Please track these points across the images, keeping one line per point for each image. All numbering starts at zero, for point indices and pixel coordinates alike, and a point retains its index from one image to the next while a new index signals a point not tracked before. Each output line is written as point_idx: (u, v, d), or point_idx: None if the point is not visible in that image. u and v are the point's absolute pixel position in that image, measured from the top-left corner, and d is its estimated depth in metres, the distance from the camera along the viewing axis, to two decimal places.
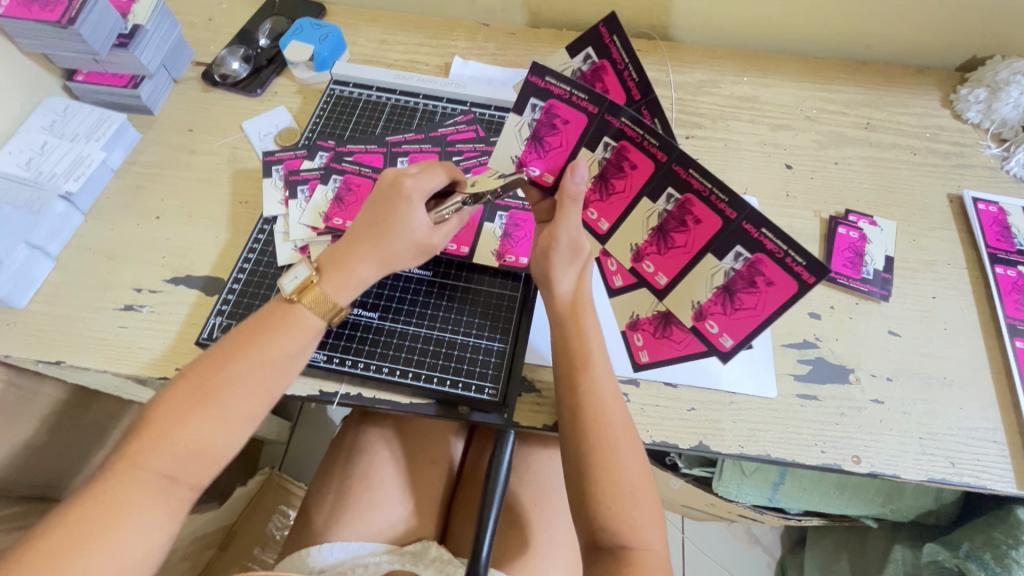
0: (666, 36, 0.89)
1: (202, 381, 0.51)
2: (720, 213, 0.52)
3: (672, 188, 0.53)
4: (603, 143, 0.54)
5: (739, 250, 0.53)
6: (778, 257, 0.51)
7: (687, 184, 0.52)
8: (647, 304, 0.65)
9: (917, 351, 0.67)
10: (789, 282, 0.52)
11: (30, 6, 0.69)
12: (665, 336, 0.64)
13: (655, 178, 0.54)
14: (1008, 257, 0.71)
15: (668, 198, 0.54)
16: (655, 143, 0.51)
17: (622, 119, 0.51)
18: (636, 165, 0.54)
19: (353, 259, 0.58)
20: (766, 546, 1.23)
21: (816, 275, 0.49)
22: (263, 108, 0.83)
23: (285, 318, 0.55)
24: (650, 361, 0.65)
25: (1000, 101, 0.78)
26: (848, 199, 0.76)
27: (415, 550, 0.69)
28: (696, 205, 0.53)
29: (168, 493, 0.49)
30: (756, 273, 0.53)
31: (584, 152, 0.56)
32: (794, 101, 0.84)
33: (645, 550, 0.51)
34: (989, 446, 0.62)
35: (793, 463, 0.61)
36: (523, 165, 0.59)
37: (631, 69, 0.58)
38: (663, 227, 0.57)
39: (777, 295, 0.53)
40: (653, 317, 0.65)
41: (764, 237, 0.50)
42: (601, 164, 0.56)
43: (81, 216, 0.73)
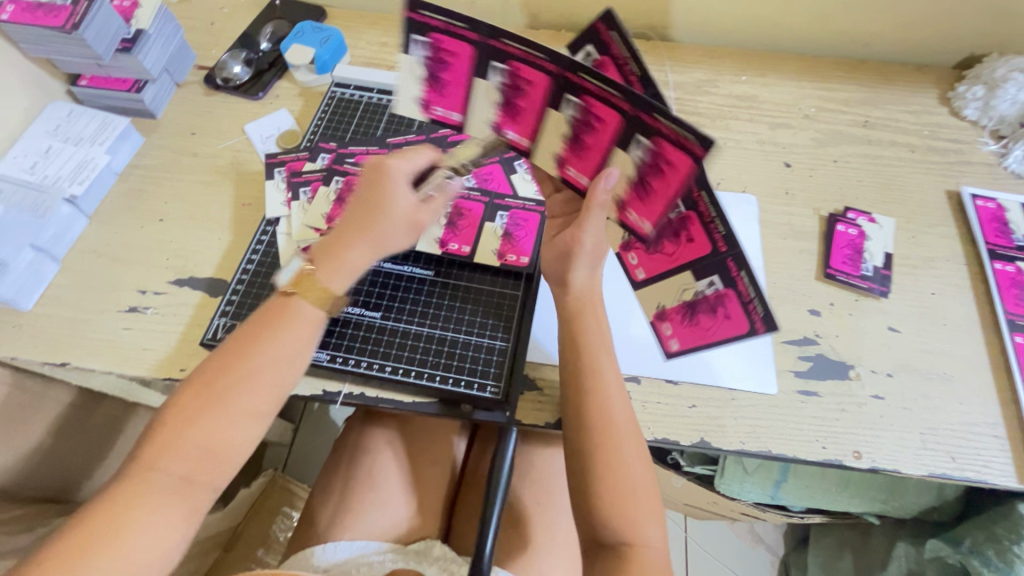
0: (665, 36, 0.89)
1: (209, 382, 0.51)
2: (688, 155, 0.48)
3: (642, 135, 0.50)
4: (568, 101, 0.52)
5: (683, 207, 0.53)
6: (707, 221, 0.53)
7: (653, 130, 0.49)
8: (672, 295, 0.62)
9: (917, 347, 0.67)
10: (705, 245, 0.55)
11: (34, 12, 0.70)
12: (695, 325, 0.62)
13: (622, 130, 0.50)
14: (1007, 253, 0.72)
15: (638, 146, 0.51)
16: (616, 92, 0.48)
17: (579, 75, 0.49)
18: (603, 119, 0.51)
19: (343, 245, 0.57)
20: (769, 544, 1.23)
21: (712, 194, 0.50)
22: (265, 111, 0.83)
23: (284, 310, 0.55)
24: (680, 349, 0.64)
25: (997, 98, 0.79)
26: (847, 196, 0.77)
27: (418, 549, 0.70)
28: (666, 148, 0.49)
29: (183, 494, 0.49)
30: (684, 230, 0.55)
31: (551, 110, 0.54)
32: (792, 100, 0.85)
33: (647, 546, 0.52)
34: (989, 441, 0.62)
35: (794, 459, 0.61)
36: (500, 129, 0.59)
37: (631, 64, 0.57)
38: (638, 176, 0.53)
39: (693, 251, 0.57)
40: (680, 307, 0.62)
41: (703, 202, 0.51)
42: (570, 122, 0.53)
43: (85, 220, 0.74)
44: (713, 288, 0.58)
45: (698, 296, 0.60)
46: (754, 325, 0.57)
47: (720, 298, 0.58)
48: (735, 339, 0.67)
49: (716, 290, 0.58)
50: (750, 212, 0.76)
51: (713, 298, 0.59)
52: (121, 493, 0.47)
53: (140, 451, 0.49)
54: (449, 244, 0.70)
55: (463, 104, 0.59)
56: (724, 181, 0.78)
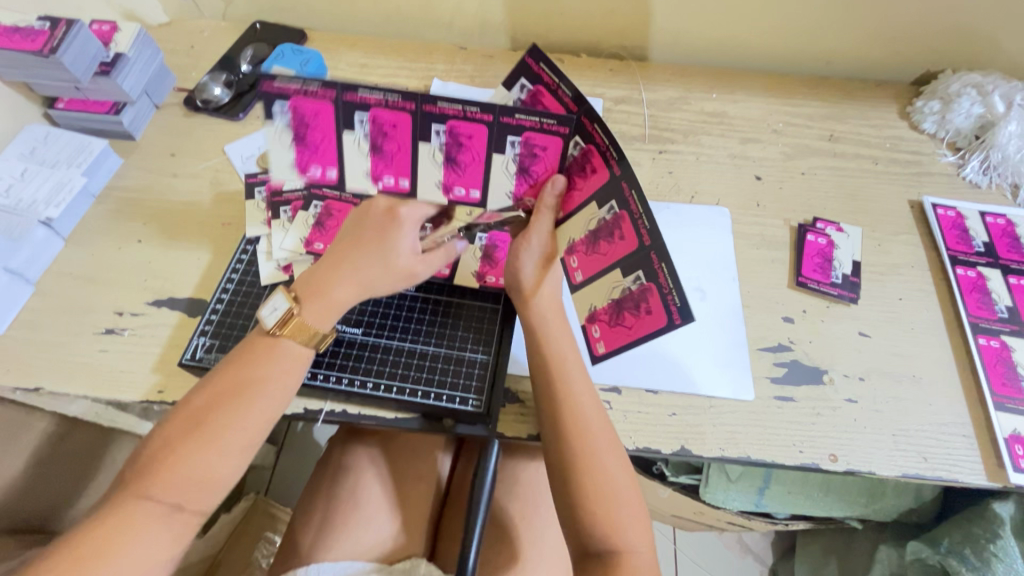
0: (637, 56, 0.92)
1: (189, 414, 0.51)
2: (608, 167, 0.56)
3: (511, 136, 0.57)
4: (434, 132, 0.58)
5: (613, 204, 0.57)
6: (636, 218, 0.56)
7: (520, 126, 0.56)
8: (601, 296, 0.63)
9: (887, 351, 0.69)
10: (633, 240, 0.57)
11: (11, 36, 0.70)
12: (620, 325, 0.62)
13: (492, 137, 0.57)
14: (968, 258, 0.75)
15: (511, 145, 0.58)
16: (475, 108, 0.55)
17: (516, 116, 0.55)
18: (471, 136, 0.57)
19: (332, 284, 0.58)
20: (758, 554, 1.24)
21: (622, 167, 0.54)
22: (245, 131, 0.84)
23: (273, 350, 0.55)
24: (606, 351, 0.65)
25: (953, 112, 0.83)
26: (815, 207, 0.80)
27: (405, 568, 0.69)
28: (535, 137, 0.57)
29: (171, 520, 0.49)
30: (615, 227, 0.58)
31: (497, 156, 0.58)
32: (760, 116, 0.88)
33: (633, 553, 0.52)
34: (959, 440, 0.64)
35: (773, 463, 0.62)
36: (377, 177, 0.63)
37: (563, 87, 0.59)
38: (521, 167, 0.59)
39: (621, 248, 0.59)
40: (608, 307, 0.63)
41: (632, 196, 0.55)
42: (515, 160, 0.59)
43: (62, 242, 0.73)
44: (638, 283, 0.59)
45: (625, 292, 0.60)
46: (672, 317, 0.58)
47: (644, 292, 0.59)
48: (710, 346, 0.69)
49: (641, 285, 0.59)
50: (723, 223, 0.78)
51: (636, 292, 0.59)
52: (110, 519, 0.47)
53: (127, 478, 0.49)
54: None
55: (337, 158, 0.62)
56: (698, 194, 0.80)
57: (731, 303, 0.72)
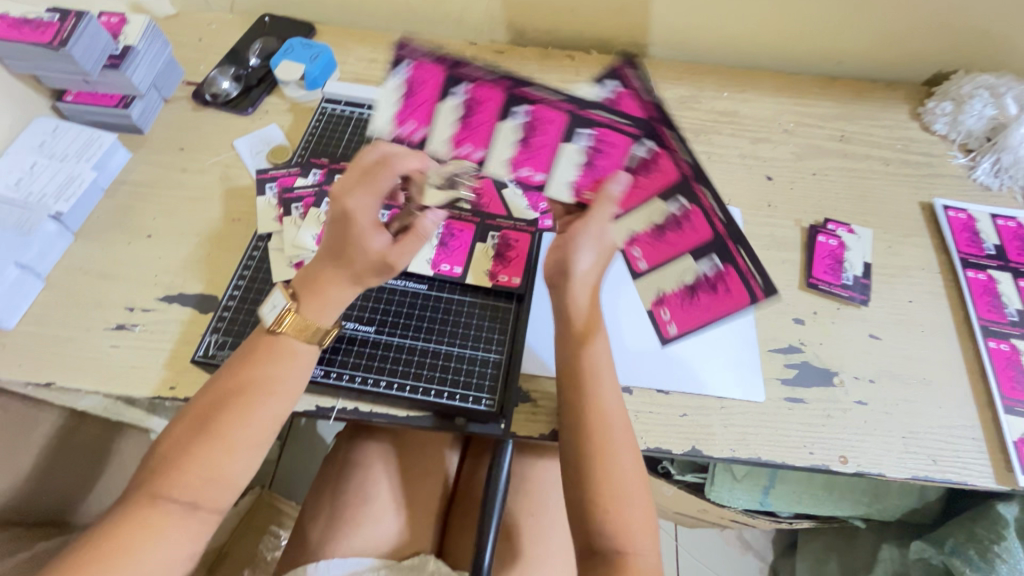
0: (648, 54, 0.92)
1: (198, 413, 0.52)
2: (680, 170, 0.63)
3: (584, 128, 0.63)
4: (515, 115, 0.64)
5: (680, 200, 0.64)
6: (706, 210, 0.65)
7: (661, 142, 0.62)
8: (671, 280, 0.67)
9: (897, 353, 0.69)
10: (705, 230, 0.65)
11: (20, 29, 0.69)
12: (693, 305, 0.67)
13: (567, 127, 0.63)
14: (979, 261, 0.75)
15: (645, 146, 0.63)
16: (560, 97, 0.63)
17: (595, 111, 0.63)
18: (550, 123, 0.64)
19: (325, 282, 0.56)
20: (758, 550, 1.25)
21: (693, 168, 0.63)
22: (254, 126, 0.83)
23: (273, 347, 0.55)
24: (678, 333, 0.68)
25: (965, 114, 0.83)
26: (826, 208, 0.79)
27: (413, 564, 0.69)
28: (607, 134, 0.63)
29: (190, 517, 0.49)
30: (684, 218, 0.65)
31: (629, 146, 0.63)
32: (771, 115, 0.87)
33: (639, 555, 0.52)
34: (968, 443, 0.64)
35: (783, 464, 0.63)
36: (457, 145, 0.65)
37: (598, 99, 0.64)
38: (587, 159, 0.64)
39: (693, 237, 0.65)
40: (679, 291, 0.67)
41: (701, 193, 0.64)
42: (635, 160, 0.64)
43: (72, 236, 0.73)
44: (711, 265, 0.66)
45: (698, 275, 0.66)
46: (753, 294, 0.64)
47: (721, 275, 0.65)
48: (722, 347, 0.69)
49: (716, 267, 0.66)
50: (734, 223, 0.78)
51: (711, 275, 0.66)
52: (132, 519, 0.48)
53: (145, 477, 0.50)
54: (440, 264, 0.70)
55: (429, 117, 0.66)
56: None
57: None
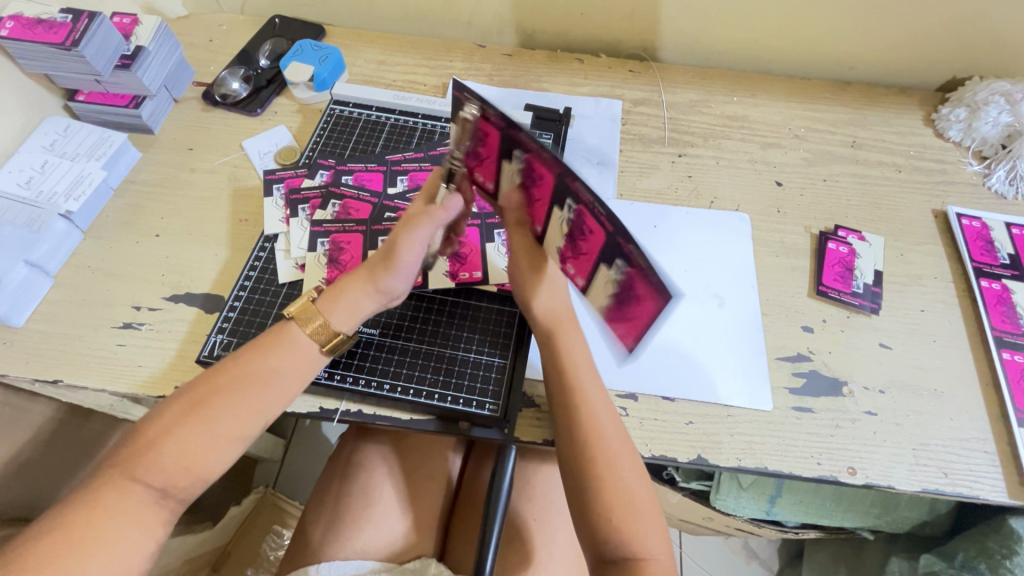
0: (657, 58, 0.91)
1: (192, 396, 0.51)
2: (600, 220, 0.46)
3: (517, 150, 0.49)
4: (513, 155, 0.50)
5: (619, 262, 0.47)
6: (643, 272, 0.45)
7: (541, 159, 0.48)
8: (602, 295, 0.52)
9: (908, 363, 0.68)
10: (653, 298, 0.46)
11: (33, 28, 0.70)
12: (629, 319, 0.51)
13: (500, 141, 0.50)
14: (993, 270, 0.73)
15: (519, 163, 0.50)
16: (488, 108, 0.49)
17: (517, 130, 0.47)
18: (485, 134, 0.51)
19: (346, 281, 0.58)
20: (764, 560, 1.23)
21: (614, 224, 0.45)
22: (263, 127, 0.84)
23: (281, 337, 0.56)
24: (633, 349, 0.53)
25: (980, 120, 0.81)
26: (837, 215, 0.78)
27: (416, 567, 0.69)
28: (534, 161, 0.48)
29: (159, 505, 0.49)
30: (632, 284, 0.47)
31: (510, 166, 0.52)
32: (782, 120, 0.86)
33: (654, 560, 0.51)
34: (981, 456, 0.63)
35: (791, 475, 0.62)
36: (453, 275, 0.69)
37: (530, 139, 0.47)
38: (522, 184, 0.52)
39: (595, 244, 0.48)
40: (613, 304, 0.52)
41: (634, 250, 0.44)
42: (525, 182, 0.52)
43: (81, 235, 0.73)
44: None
45: (614, 286, 0.50)
46: (658, 295, 0.45)
47: (663, 302, 0.49)
48: (730, 354, 0.68)
49: (624, 271, 0.47)
50: (742, 229, 0.77)
51: (622, 280, 0.48)
52: (102, 502, 0.47)
53: (118, 458, 0.49)
54: (459, 273, 0.69)
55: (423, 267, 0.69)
56: (718, 200, 0.79)
57: (750, 311, 0.71)
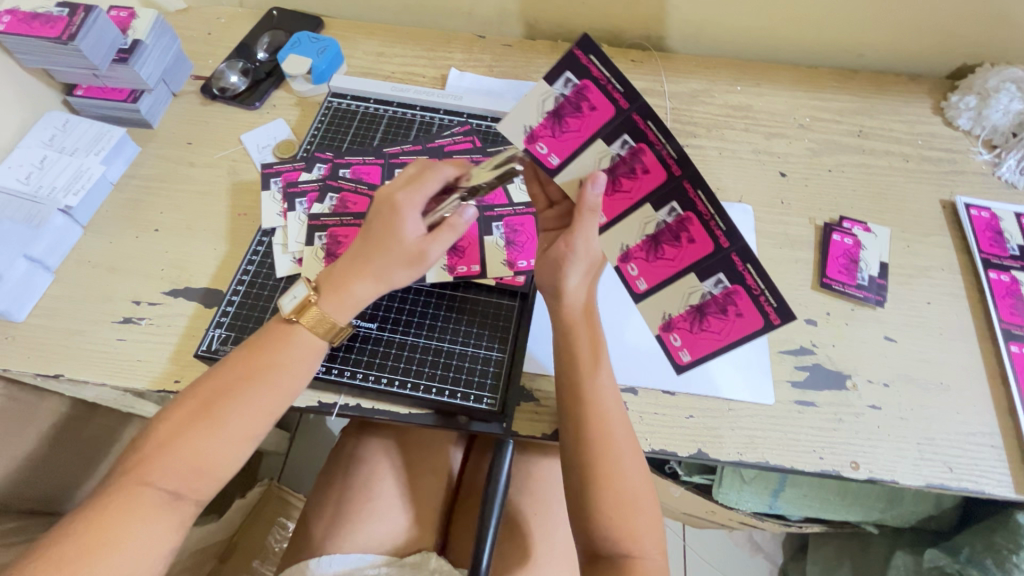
0: (660, 47, 0.90)
1: (200, 397, 0.51)
2: (667, 167, 0.50)
3: (627, 136, 0.50)
4: (620, 140, 0.51)
5: (673, 205, 0.52)
6: (754, 294, 0.53)
7: (644, 134, 0.49)
8: (676, 303, 0.58)
9: (913, 357, 0.67)
10: (757, 319, 0.55)
11: (30, 23, 0.70)
12: (704, 330, 0.58)
13: (612, 123, 0.50)
14: (1002, 262, 0.72)
15: (623, 144, 0.51)
16: (619, 87, 0.48)
17: (648, 122, 0.48)
18: (594, 107, 0.50)
19: (351, 279, 0.57)
20: (768, 553, 1.23)
21: (733, 241, 0.51)
22: (262, 121, 0.83)
23: (288, 339, 0.55)
24: (691, 359, 0.61)
25: (990, 108, 0.79)
26: (842, 206, 0.77)
27: (415, 561, 0.69)
28: (647, 155, 0.50)
29: (172, 508, 0.49)
30: (681, 229, 0.53)
31: (601, 143, 0.52)
32: (787, 110, 0.85)
33: (644, 559, 0.52)
34: (987, 451, 0.62)
35: (793, 469, 0.61)
36: (452, 268, 0.68)
37: (670, 147, 0.49)
38: (611, 171, 0.53)
39: (694, 253, 0.54)
40: (686, 314, 0.58)
41: (747, 271, 0.52)
42: (614, 160, 0.52)
43: (81, 230, 0.73)
44: (719, 286, 0.54)
45: (704, 298, 0.56)
46: (768, 318, 0.54)
47: (729, 295, 0.54)
48: (732, 347, 0.67)
49: (724, 288, 0.54)
50: (745, 221, 0.76)
51: (719, 296, 0.55)
52: (113, 506, 0.47)
53: (130, 462, 0.49)
54: (457, 266, 0.68)
55: None
56: (721, 191, 0.78)
57: None
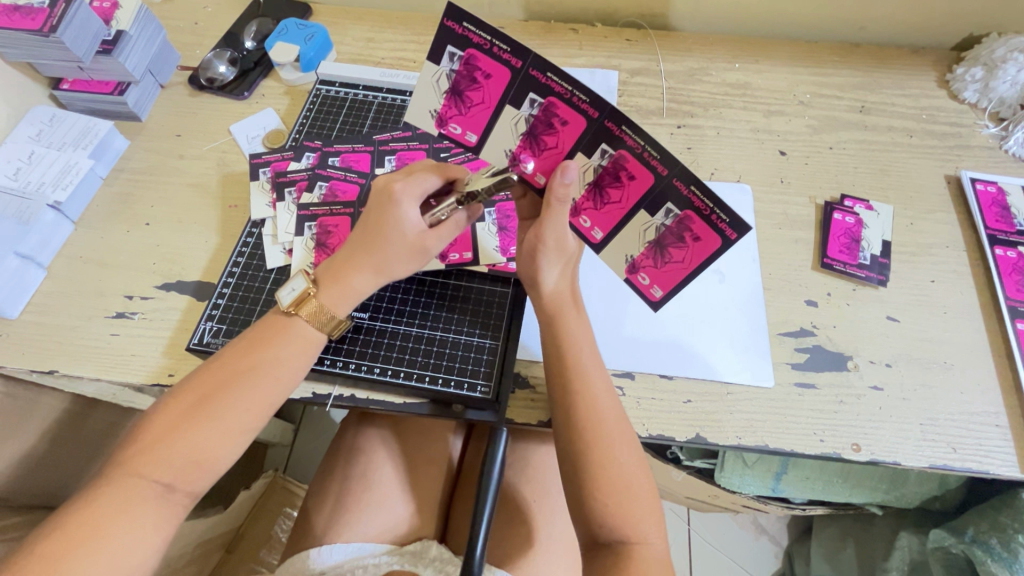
0: (656, 25, 0.88)
1: (197, 390, 0.51)
2: (583, 112, 0.51)
3: (533, 93, 0.52)
4: (529, 100, 0.53)
5: (604, 148, 0.52)
6: (705, 214, 0.52)
7: (548, 88, 0.51)
8: (634, 242, 0.58)
9: (916, 336, 0.66)
10: (712, 238, 0.53)
11: (11, 16, 0.69)
12: (668, 263, 0.57)
13: (512, 85, 0.53)
14: (1008, 238, 0.70)
15: (531, 103, 0.53)
16: (505, 48, 0.51)
17: (546, 73, 0.50)
18: (490, 74, 0.53)
19: (350, 270, 0.57)
20: (773, 535, 1.23)
21: (669, 165, 0.50)
22: (250, 111, 0.82)
23: (281, 329, 0.55)
24: (664, 294, 0.60)
25: (997, 79, 0.77)
26: (843, 183, 0.75)
27: (415, 549, 0.70)
28: (559, 105, 0.52)
29: (166, 500, 0.49)
30: (620, 168, 0.53)
31: (509, 108, 0.54)
32: (787, 87, 0.83)
33: (644, 544, 0.51)
34: (991, 430, 0.61)
35: (792, 452, 0.60)
36: (444, 255, 0.67)
37: (578, 92, 0.50)
38: (531, 131, 0.55)
39: (638, 188, 0.53)
40: (647, 251, 0.58)
41: (691, 194, 0.51)
42: (528, 122, 0.54)
43: (71, 226, 0.73)
44: (670, 216, 0.54)
45: (659, 231, 0.55)
46: (724, 235, 0.52)
47: (682, 222, 0.53)
48: (730, 330, 0.66)
49: (676, 216, 0.53)
50: (743, 202, 0.74)
51: (674, 224, 0.54)
52: (105, 499, 0.47)
53: (123, 455, 0.49)
54: (449, 253, 0.67)
55: None
56: (719, 171, 0.77)
57: (751, 285, 0.69)
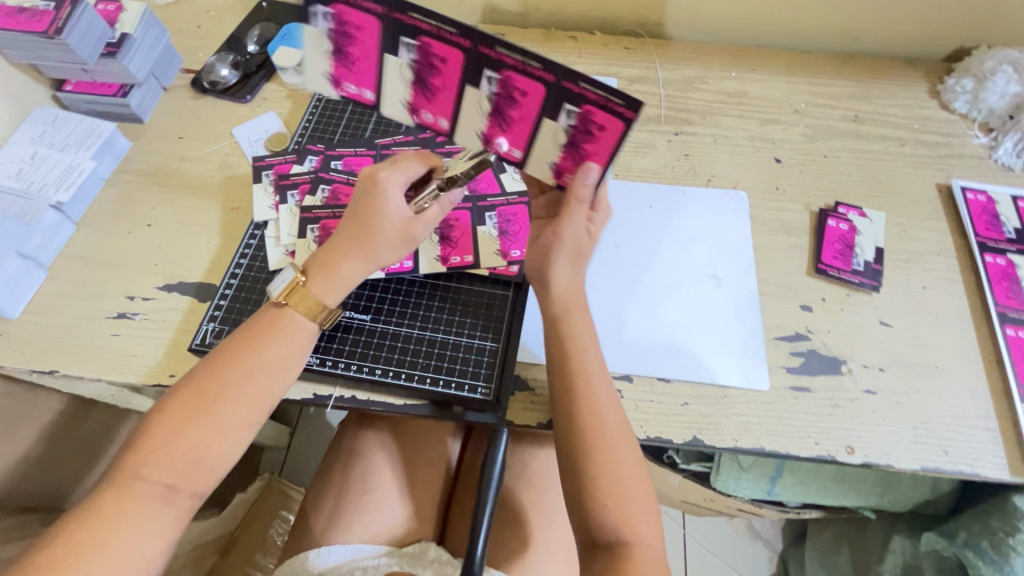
0: (654, 33, 0.89)
1: (197, 387, 0.51)
2: (457, 45, 0.51)
3: (404, 37, 0.52)
4: (403, 45, 0.53)
5: (488, 73, 0.52)
6: (601, 105, 0.51)
7: (414, 29, 0.51)
8: (551, 149, 0.56)
9: (909, 341, 0.67)
10: (614, 123, 0.52)
11: (16, 17, 0.70)
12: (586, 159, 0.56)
13: (382, 32, 0.52)
14: (998, 245, 0.72)
15: (406, 47, 0.53)
16: None
17: (410, 15, 0.50)
18: (360, 25, 0.52)
19: (337, 257, 0.57)
20: (767, 540, 1.24)
21: (553, 71, 0.50)
22: (253, 114, 0.83)
23: (276, 321, 0.56)
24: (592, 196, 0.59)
25: (987, 91, 0.79)
26: (837, 191, 0.77)
27: (414, 551, 0.70)
28: (433, 45, 0.52)
29: (169, 501, 0.49)
30: (510, 88, 0.53)
31: (389, 58, 0.54)
32: (783, 96, 0.84)
33: (643, 545, 0.52)
34: (982, 434, 0.62)
35: (788, 455, 0.61)
36: (445, 258, 0.68)
37: (445, 25, 0.50)
38: (418, 76, 0.55)
39: (534, 100, 0.53)
40: (565, 154, 0.56)
41: (583, 89, 0.50)
42: (412, 68, 0.54)
43: (73, 226, 0.73)
44: (571, 116, 0.53)
45: (568, 131, 0.54)
46: (623, 116, 0.51)
47: (584, 117, 0.53)
48: (725, 333, 0.67)
49: (576, 113, 0.53)
50: (739, 208, 0.75)
51: (578, 122, 0.53)
52: (105, 501, 0.47)
53: (123, 459, 0.49)
54: (450, 257, 0.68)
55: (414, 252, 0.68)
56: (715, 177, 0.78)
57: (747, 291, 0.70)
